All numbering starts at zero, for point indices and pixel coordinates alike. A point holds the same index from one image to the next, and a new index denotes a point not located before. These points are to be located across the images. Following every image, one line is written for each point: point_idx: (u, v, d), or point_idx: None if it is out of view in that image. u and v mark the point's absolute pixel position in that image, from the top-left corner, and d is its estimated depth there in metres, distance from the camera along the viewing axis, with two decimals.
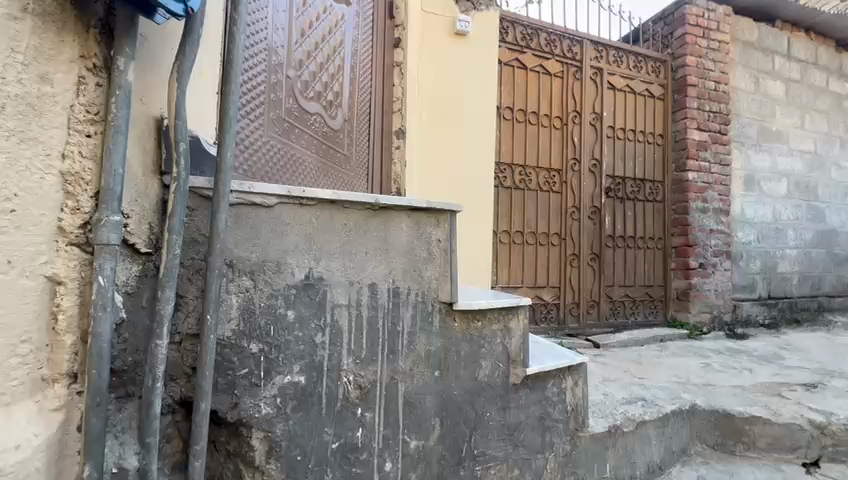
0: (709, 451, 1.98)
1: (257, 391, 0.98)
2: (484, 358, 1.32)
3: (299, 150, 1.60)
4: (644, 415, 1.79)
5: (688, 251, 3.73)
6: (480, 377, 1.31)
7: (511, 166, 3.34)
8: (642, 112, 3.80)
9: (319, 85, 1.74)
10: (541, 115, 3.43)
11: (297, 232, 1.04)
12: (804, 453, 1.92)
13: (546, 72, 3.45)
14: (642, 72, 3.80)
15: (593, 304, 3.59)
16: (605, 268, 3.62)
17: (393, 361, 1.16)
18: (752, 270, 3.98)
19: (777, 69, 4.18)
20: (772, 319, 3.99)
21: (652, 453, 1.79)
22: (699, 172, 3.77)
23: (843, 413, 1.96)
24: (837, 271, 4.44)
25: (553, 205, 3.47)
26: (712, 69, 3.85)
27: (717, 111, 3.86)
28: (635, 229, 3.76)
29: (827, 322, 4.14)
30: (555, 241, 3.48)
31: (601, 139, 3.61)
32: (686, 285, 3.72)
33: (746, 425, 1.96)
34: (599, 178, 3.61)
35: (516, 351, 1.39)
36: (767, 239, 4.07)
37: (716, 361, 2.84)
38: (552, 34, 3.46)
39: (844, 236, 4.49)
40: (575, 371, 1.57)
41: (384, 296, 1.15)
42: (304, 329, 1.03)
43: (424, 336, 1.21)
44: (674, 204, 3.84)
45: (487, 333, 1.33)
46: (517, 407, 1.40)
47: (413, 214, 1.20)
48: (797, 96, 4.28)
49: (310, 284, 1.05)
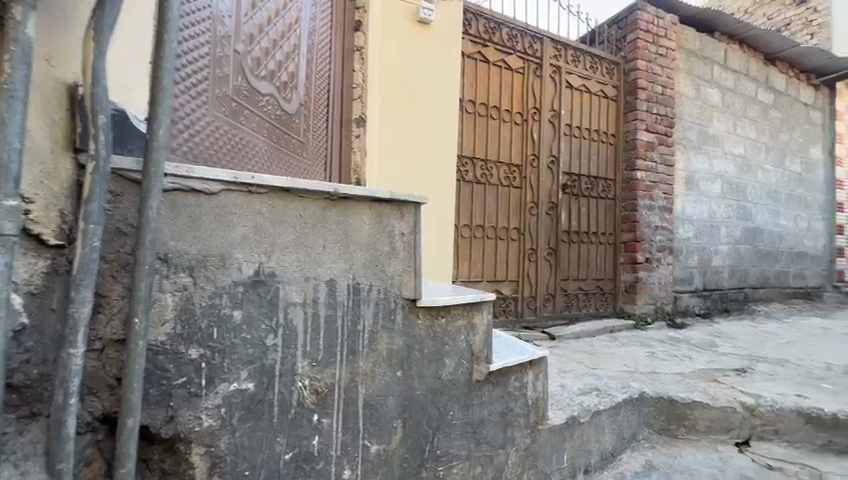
0: (655, 436, 2.09)
1: (197, 402, 0.87)
2: (447, 355, 1.28)
3: (250, 133, 1.47)
4: (598, 405, 1.85)
5: (636, 246, 3.94)
6: (443, 376, 1.27)
7: (473, 161, 3.33)
8: (597, 111, 3.93)
9: (273, 64, 1.60)
10: (503, 110, 3.45)
11: (245, 223, 0.93)
12: (737, 433, 2.06)
13: (507, 68, 3.47)
14: (597, 73, 3.93)
15: (550, 296, 3.69)
16: (561, 262, 3.73)
17: (353, 362, 1.08)
18: (690, 264, 4.28)
19: (715, 77, 4.50)
20: (706, 309, 4.34)
21: (605, 441, 1.85)
22: (648, 171, 3.98)
23: (769, 395, 2.14)
24: (761, 265, 4.90)
25: (512, 200, 3.51)
26: (660, 74, 4.06)
27: (664, 114, 4.07)
28: (589, 225, 3.90)
29: (751, 311, 4.56)
30: (514, 235, 3.53)
31: (559, 136, 3.70)
32: (634, 279, 3.93)
33: (688, 410, 2.09)
34: (556, 175, 3.71)
35: (480, 347, 1.37)
36: (704, 235, 4.40)
37: (660, 349, 3.02)
38: (514, 30, 3.48)
39: (767, 233, 4.96)
40: (536, 365, 1.58)
41: (343, 293, 1.07)
42: (253, 331, 0.93)
43: (386, 335, 1.14)
44: (624, 202, 4.04)
45: (451, 330, 1.29)
46: (479, 404, 1.38)
47: (375, 206, 1.12)
48: (732, 103, 4.64)
49: (259, 281, 0.94)
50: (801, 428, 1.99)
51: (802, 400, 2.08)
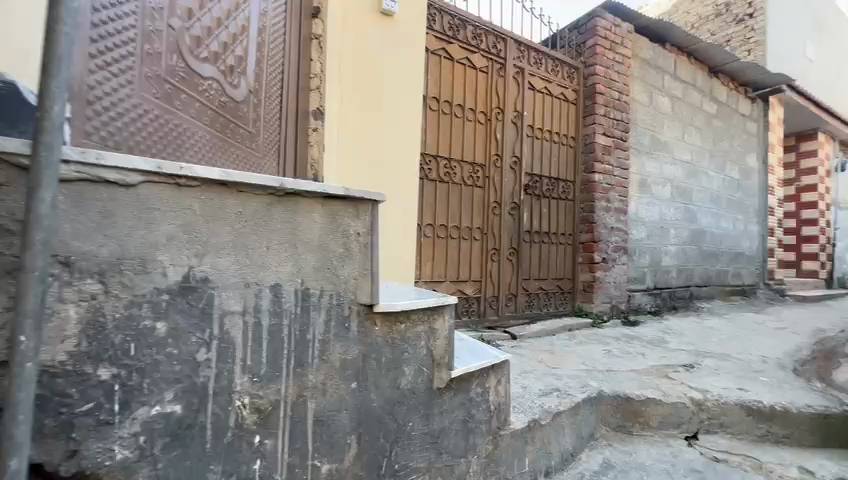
0: (611, 434, 2.12)
1: (108, 432, 0.73)
2: (406, 363, 1.20)
3: (187, 119, 1.32)
4: (559, 406, 1.85)
5: (593, 247, 4.05)
6: (402, 385, 1.20)
7: (436, 159, 3.28)
8: (558, 114, 4.01)
9: (217, 45, 1.45)
10: (467, 108, 3.43)
11: (171, 221, 0.80)
12: (687, 427, 2.13)
13: (471, 66, 3.45)
14: (558, 77, 4.00)
15: (512, 296, 3.71)
16: (522, 262, 3.77)
17: (301, 375, 0.98)
18: (643, 264, 4.48)
19: (666, 86, 4.73)
20: (656, 306, 4.55)
21: (565, 442, 1.85)
22: (605, 174, 4.11)
23: (715, 390, 2.24)
24: (704, 265, 5.22)
25: (476, 200, 3.49)
26: (617, 80, 4.20)
27: (620, 120, 4.22)
28: (549, 225, 3.97)
29: (697, 308, 4.85)
30: (477, 235, 3.51)
31: (522, 137, 3.73)
32: (591, 278, 4.04)
33: (642, 406, 2.14)
34: (519, 176, 3.74)
35: (441, 353, 1.31)
36: (655, 237, 4.61)
37: (615, 347, 3.11)
38: (478, 29, 3.47)
39: (710, 235, 5.29)
40: (499, 369, 1.54)
41: (290, 300, 0.97)
42: (181, 345, 0.81)
43: (339, 344, 1.05)
44: (582, 203, 4.15)
45: (411, 336, 1.22)
46: (440, 412, 1.32)
47: (328, 203, 1.03)
48: (680, 112, 4.90)
49: (189, 287, 0.82)
50: (743, 420, 2.10)
51: (744, 394, 2.20)
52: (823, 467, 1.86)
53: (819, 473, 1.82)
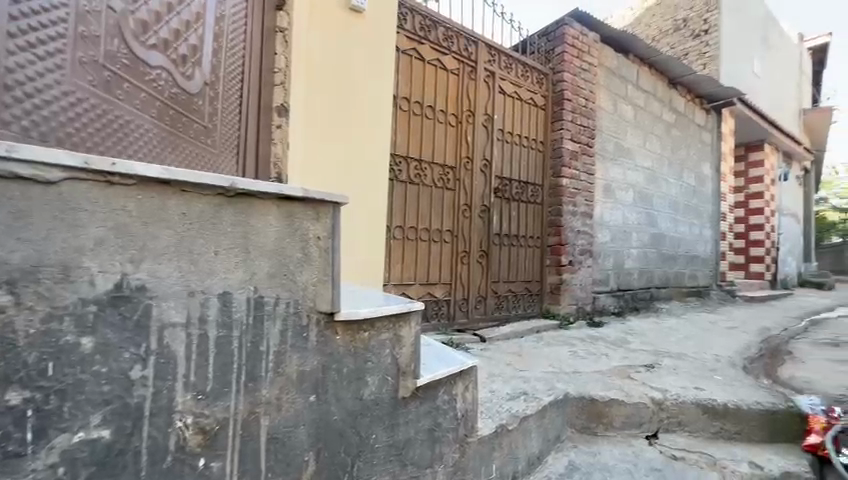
0: (577, 435, 2.15)
1: (18, 465, 0.63)
2: (369, 373, 1.15)
3: (131, 110, 1.22)
4: (526, 410, 1.85)
5: (560, 249, 4.13)
6: (365, 396, 1.14)
7: (407, 160, 3.23)
8: (527, 118, 4.06)
9: (168, 31, 1.34)
10: (438, 110, 3.41)
11: (101, 222, 0.72)
12: (648, 427, 2.19)
13: (443, 67, 3.43)
14: (528, 82, 4.06)
15: (481, 298, 3.72)
16: (492, 265, 3.79)
17: (253, 391, 0.91)
18: (607, 266, 4.62)
19: (629, 95, 4.91)
20: (619, 307, 4.71)
21: (532, 446, 1.85)
22: (572, 178, 4.20)
23: (674, 389, 2.32)
24: (663, 267, 5.45)
25: (446, 202, 3.48)
26: (584, 88, 4.31)
27: (587, 126, 4.33)
28: (518, 228, 4.01)
29: (656, 308, 5.05)
30: (448, 238, 3.50)
31: (492, 140, 3.75)
32: (558, 281, 4.12)
33: (606, 407, 2.18)
34: (489, 178, 3.75)
35: (407, 361, 1.26)
36: (618, 240, 4.77)
37: (580, 348, 3.17)
38: (450, 30, 3.46)
39: (669, 238, 5.54)
40: (466, 375, 1.51)
41: (241, 309, 0.89)
42: (111, 362, 0.72)
43: (296, 355, 0.99)
44: (550, 207, 4.22)
45: (375, 344, 1.17)
46: (405, 423, 1.27)
47: (284, 204, 0.96)
48: (642, 120, 5.10)
49: (122, 297, 0.74)
50: (699, 418, 2.18)
51: (700, 392, 2.29)
52: (771, 461, 1.96)
53: (768, 467, 1.91)
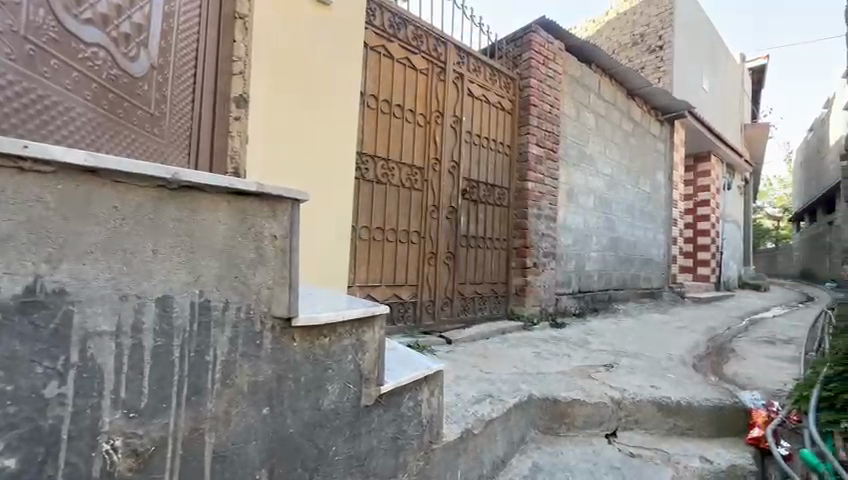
0: (540, 436, 2.17)
1: None
2: (330, 382, 1.08)
3: (60, 91, 1.09)
4: (491, 413, 1.84)
5: (526, 252, 4.19)
6: (324, 406, 1.07)
7: (374, 159, 3.16)
8: (495, 122, 4.11)
9: (106, 6, 1.21)
10: (406, 109, 3.36)
11: (11, 216, 0.61)
12: (607, 425, 2.24)
13: (411, 67, 3.39)
14: (496, 85, 4.10)
15: (448, 300, 3.71)
16: (459, 266, 3.78)
17: (197, 406, 0.82)
18: (569, 268, 4.75)
19: (591, 104, 5.09)
20: (580, 309, 4.85)
21: (497, 449, 1.84)
22: (537, 182, 4.28)
23: (632, 388, 2.39)
24: (621, 270, 5.69)
25: (413, 203, 3.44)
26: (549, 94, 4.41)
27: (551, 131, 4.43)
28: (485, 230, 4.03)
29: (614, 309, 5.26)
30: (415, 239, 3.46)
31: (460, 142, 3.76)
32: (523, 282, 4.18)
33: (568, 408, 2.21)
34: (457, 180, 3.75)
35: (370, 368, 1.20)
36: (580, 243, 4.92)
37: (544, 349, 3.23)
38: (420, 30, 3.43)
39: (627, 242, 5.79)
40: (432, 380, 1.47)
41: (184, 315, 0.80)
42: (20, 378, 0.62)
43: (247, 365, 0.90)
44: (516, 210, 4.28)
45: (336, 350, 1.10)
46: (367, 432, 1.21)
47: (236, 200, 0.88)
48: (603, 128, 5.30)
49: (35, 302, 0.63)
50: (655, 416, 2.26)
51: (656, 391, 2.37)
52: (719, 455, 2.03)
53: (716, 461, 1.99)
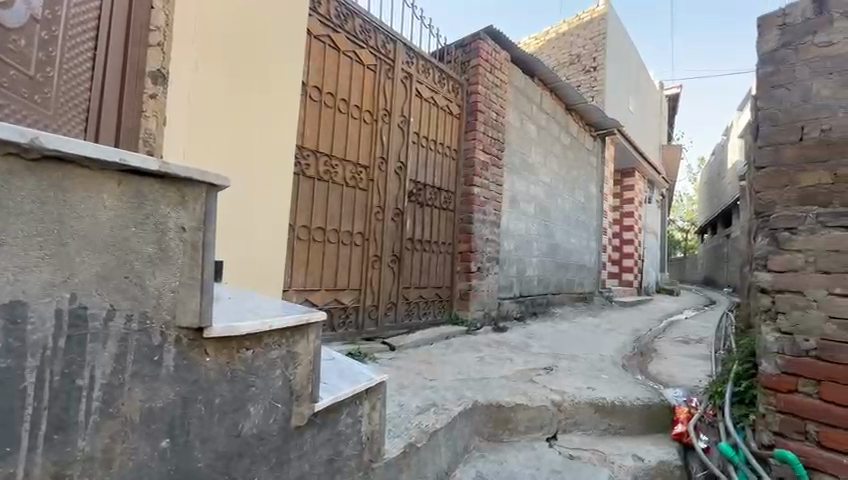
0: (483, 443, 2.11)
1: None
2: (251, 402, 0.91)
3: None
4: (435, 424, 1.75)
5: (470, 256, 4.20)
6: (244, 431, 0.90)
7: (316, 154, 2.97)
8: (442, 125, 4.09)
9: None
10: (352, 105, 3.21)
11: None
12: (548, 429, 2.25)
13: (358, 61, 3.26)
14: (444, 89, 4.09)
15: (391, 305, 3.58)
16: (404, 270, 3.68)
17: (60, 447, 0.63)
18: (511, 273, 4.85)
19: (533, 115, 5.29)
20: (521, 313, 4.98)
21: (440, 461, 1.74)
22: (482, 187, 4.31)
23: (571, 390, 2.44)
24: (558, 275, 5.95)
25: (357, 203, 3.28)
26: (494, 102, 4.50)
27: (496, 138, 4.51)
28: (431, 234, 3.97)
29: (551, 313, 5.48)
30: (358, 241, 3.30)
31: (408, 143, 3.67)
32: (467, 287, 4.18)
33: (512, 413, 2.20)
34: (403, 181, 3.65)
35: (302, 383, 1.04)
36: (521, 249, 5.06)
37: (487, 354, 3.22)
38: (367, 24, 3.32)
39: (563, 249, 6.07)
40: (373, 394, 1.34)
41: (45, 328, 0.62)
42: None
43: (140, 388, 0.72)
44: (462, 214, 4.28)
45: (261, 364, 0.94)
46: (298, 457, 1.05)
47: (129, 181, 0.71)
48: (543, 139, 5.53)
49: None
50: (592, 417, 2.31)
51: (592, 392, 2.43)
52: (650, 452, 2.11)
53: (647, 458, 2.06)
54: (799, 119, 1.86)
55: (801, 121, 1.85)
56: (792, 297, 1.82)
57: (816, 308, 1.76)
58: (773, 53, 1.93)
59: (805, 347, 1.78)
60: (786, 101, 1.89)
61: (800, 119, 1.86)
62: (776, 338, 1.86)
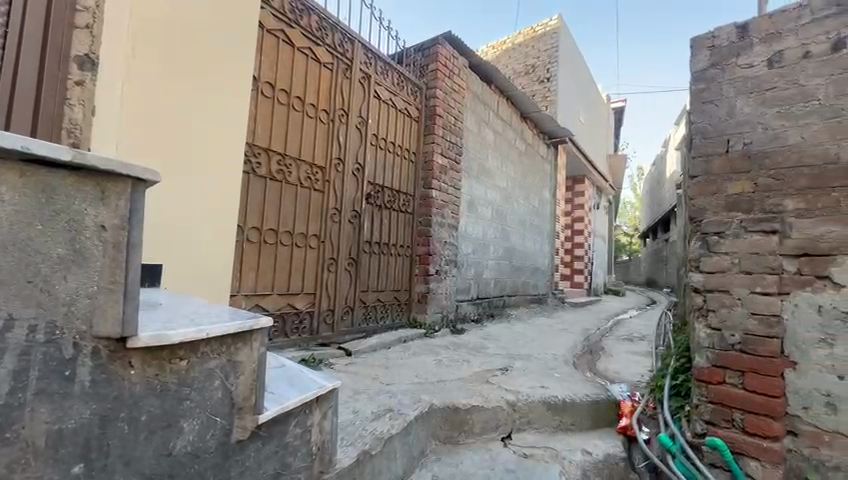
0: (440, 447, 2.10)
1: None
2: (185, 417, 0.84)
3: None
4: (390, 430, 1.71)
5: (428, 259, 4.20)
6: (176, 450, 0.83)
7: (268, 153, 2.84)
8: (400, 127, 4.07)
9: None
10: (307, 103, 3.11)
11: None
12: (503, 428, 2.28)
13: (313, 59, 3.17)
14: (402, 91, 4.09)
15: (348, 309, 3.50)
16: (361, 273, 3.60)
17: None
18: (468, 276, 4.92)
19: (490, 121, 5.42)
20: (478, 315, 5.06)
21: (395, 468, 1.71)
22: (440, 190, 4.33)
23: (525, 390, 2.49)
24: (514, 278, 6.12)
25: (312, 204, 3.18)
26: (453, 107, 4.56)
27: (454, 143, 4.57)
28: (389, 236, 3.93)
29: (507, 315, 5.61)
30: (313, 243, 3.20)
31: (365, 144, 3.61)
32: (425, 290, 4.18)
33: (467, 414, 2.20)
34: (360, 183, 3.59)
35: (245, 394, 0.97)
36: (478, 252, 5.15)
37: (444, 356, 3.23)
38: (323, 21, 3.24)
39: (519, 252, 6.26)
40: (324, 402, 1.28)
41: None
42: None
43: (46, 408, 0.64)
44: (420, 217, 4.27)
45: (196, 377, 0.86)
46: (239, 474, 0.97)
47: (33, 174, 0.64)
48: (500, 144, 5.68)
49: None
50: (544, 415, 2.36)
51: (544, 391, 2.50)
52: (597, 446, 2.20)
53: (594, 452, 2.14)
54: (725, 132, 2.03)
55: (727, 134, 2.02)
56: (720, 296, 1.98)
57: (741, 305, 1.92)
58: (704, 72, 2.10)
59: (731, 341, 1.94)
60: (715, 117, 2.06)
61: (726, 133, 2.03)
62: (708, 334, 2.01)
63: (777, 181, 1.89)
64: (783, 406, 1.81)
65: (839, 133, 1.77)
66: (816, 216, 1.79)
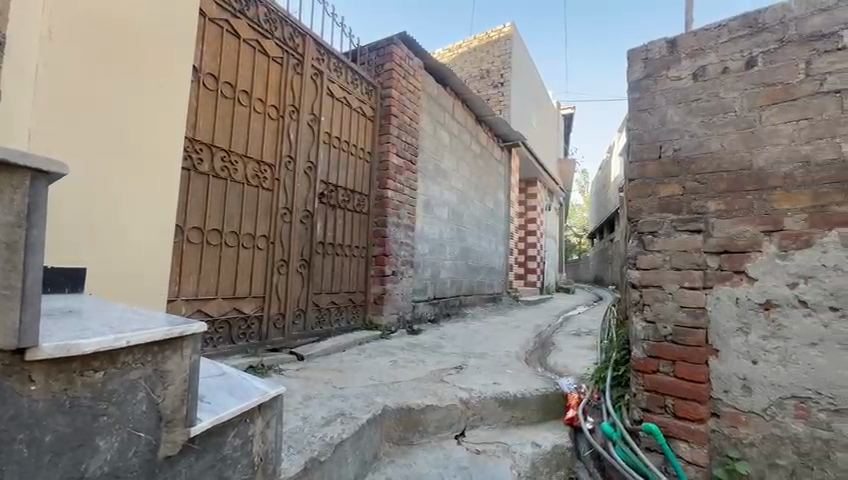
0: (394, 448, 2.07)
1: None
2: (101, 435, 0.76)
3: None
4: (340, 434, 1.67)
5: (384, 260, 4.16)
6: (90, 471, 0.75)
7: (211, 149, 2.68)
8: (354, 126, 4.00)
9: None
10: (254, 98, 2.98)
11: None
12: (457, 427, 2.29)
13: (261, 52, 3.04)
14: (356, 90, 4.04)
15: (300, 312, 3.38)
16: (314, 275, 3.50)
17: None
18: (424, 276, 4.93)
19: (445, 123, 5.47)
20: (434, 315, 5.10)
21: (347, 474, 1.67)
22: (395, 190, 4.30)
23: (477, 387, 2.53)
24: (470, 278, 6.23)
25: (261, 204, 3.05)
26: (408, 107, 4.56)
27: (409, 143, 4.56)
28: (343, 236, 3.85)
29: (463, 314, 5.71)
30: (262, 244, 3.06)
31: (318, 142, 3.52)
32: (381, 291, 4.13)
33: (421, 414, 2.19)
34: (312, 182, 3.49)
35: (175, 406, 0.89)
36: (435, 252, 5.18)
37: (400, 357, 3.21)
38: (272, 13, 3.12)
39: (475, 252, 6.38)
40: (267, 410, 1.21)
41: None
42: None
43: None
44: (376, 218, 4.22)
45: (115, 390, 0.78)
46: None
47: None
48: (455, 146, 5.76)
49: None
50: (496, 411, 2.41)
51: (496, 387, 2.56)
52: (546, 438, 2.29)
53: (543, 444, 2.22)
54: (658, 139, 2.18)
55: (660, 141, 2.18)
56: (654, 291, 2.12)
57: (672, 299, 2.08)
58: (639, 82, 2.25)
59: (664, 333, 2.08)
60: (649, 124, 2.21)
61: (659, 140, 2.18)
62: (644, 326, 2.15)
63: (703, 184, 2.06)
64: (707, 391, 1.97)
65: (752, 142, 1.96)
66: (734, 216, 1.97)
